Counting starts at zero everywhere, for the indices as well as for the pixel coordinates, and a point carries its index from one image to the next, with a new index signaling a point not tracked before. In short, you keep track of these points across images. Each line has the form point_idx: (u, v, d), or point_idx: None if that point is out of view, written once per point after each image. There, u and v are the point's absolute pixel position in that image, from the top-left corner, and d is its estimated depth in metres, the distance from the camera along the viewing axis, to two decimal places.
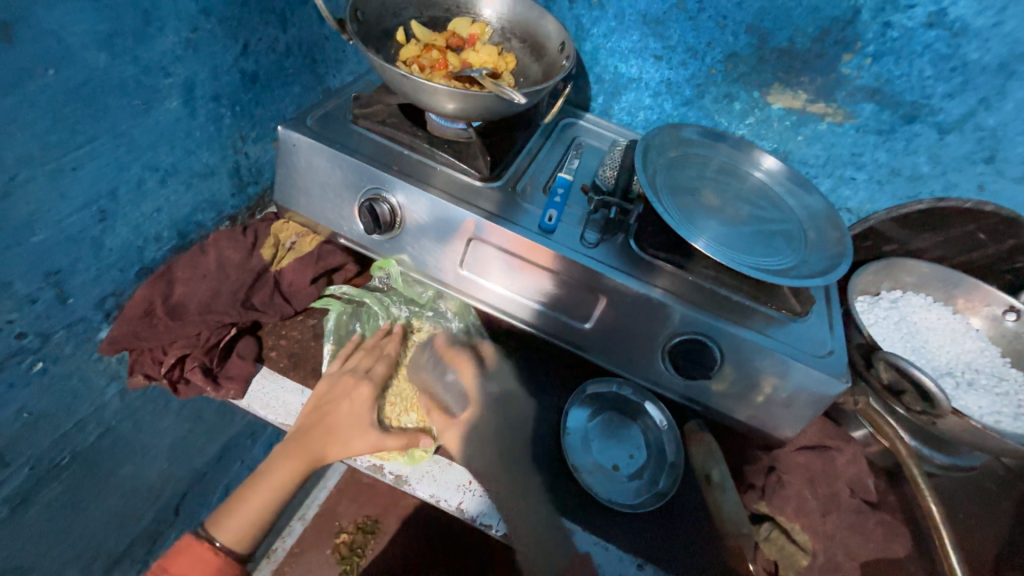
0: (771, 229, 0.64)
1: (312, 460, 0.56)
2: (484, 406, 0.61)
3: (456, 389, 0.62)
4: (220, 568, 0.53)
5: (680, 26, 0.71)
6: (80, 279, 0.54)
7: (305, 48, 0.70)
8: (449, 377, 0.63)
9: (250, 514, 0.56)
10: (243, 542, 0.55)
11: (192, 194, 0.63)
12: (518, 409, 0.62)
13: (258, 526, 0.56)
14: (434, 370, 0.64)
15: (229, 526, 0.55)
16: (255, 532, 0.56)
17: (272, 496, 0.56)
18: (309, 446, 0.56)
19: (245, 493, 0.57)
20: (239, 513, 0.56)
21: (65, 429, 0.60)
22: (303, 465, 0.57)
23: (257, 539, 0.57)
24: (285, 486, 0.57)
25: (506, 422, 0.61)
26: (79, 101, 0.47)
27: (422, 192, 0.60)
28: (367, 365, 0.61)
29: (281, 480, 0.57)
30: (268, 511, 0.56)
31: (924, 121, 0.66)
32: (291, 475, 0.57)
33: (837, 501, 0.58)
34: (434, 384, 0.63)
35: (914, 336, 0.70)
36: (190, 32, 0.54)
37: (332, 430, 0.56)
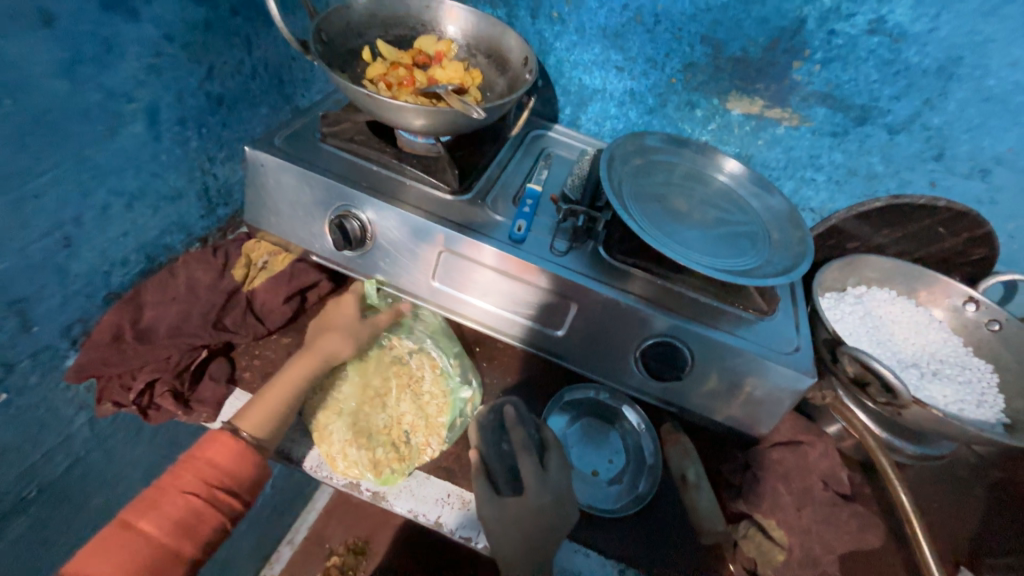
0: (736, 231, 0.66)
1: (326, 351, 0.61)
2: (529, 488, 0.53)
3: (507, 463, 0.57)
4: (244, 450, 0.53)
5: (638, 39, 0.73)
6: (44, 306, 0.54)
7: (271, 70, 0.71)
8: (503, 447, 0.58)
9: (265, 404, 0.55)
10: (263, 427, 0.54)
11: (159, 217, 0.63)
12: (563, 514, 0.53)
13: (277, 412, 0.56)
14: (491, 437, 0.57)
15: (249, 415, 0.55)
16: (271, 418, 0.55)
17: (292, 386, 0.57)
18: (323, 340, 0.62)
19: (263, 389, 0.57)
20: (259, 404, 0.55)
21: (32, 461, 0.59)
22: (318, 358, 0.60)
23: (275, 433, 0.55)
24: (298, 380, 0.58)
25: (538, 531, 0.52)
26: (40, 128, 0.47)
27: (392, 208, 0.61)
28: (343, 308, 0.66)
29: (298, 374, 0.58)
30: (286, 399, 0.56)
31: (874, 122, 0.68)
32: (305, 368, 0.59)
33: (810, 495, 0.58)
34: (490, 453, 0.56)
35: (879, 329, 0.71)
36: (153, 57, 0.54)
37: (335, 325, 0.64)
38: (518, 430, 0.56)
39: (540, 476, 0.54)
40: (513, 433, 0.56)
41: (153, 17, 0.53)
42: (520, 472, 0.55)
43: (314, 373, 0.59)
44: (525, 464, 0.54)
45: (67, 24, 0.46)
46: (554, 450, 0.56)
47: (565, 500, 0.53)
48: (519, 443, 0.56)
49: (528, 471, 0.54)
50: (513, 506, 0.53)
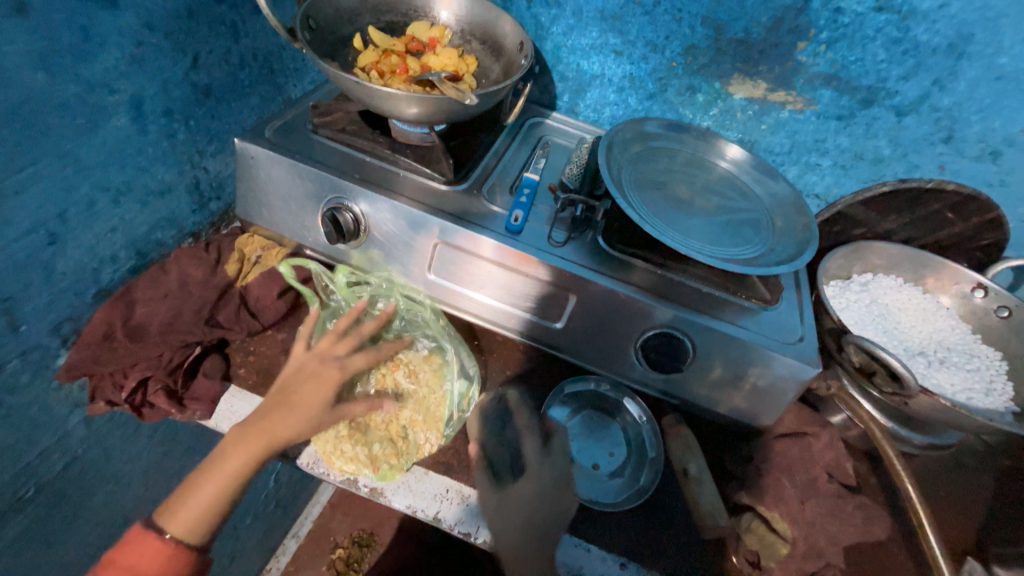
0: (739, 219, 0.65)
1: (275, 440, 0.52)
2: (533, 478, 0.56)
3: (508, 453, 0.59)
4: (174, 558, 0.49)
5: (637, 21, 0.71)
6: (32, 305, 0.53)
7: (260, 59, 0.69)
8: (503, 431, 0.60)
9: (202, 502, 0.50)
10: (195, 530, 0.50)
11: (148, 212, 0.62)
12: (568, 495, 0.55)
13: (212, 514, 0.51)
14: (493, 424, 0.60)
15: (179, 515, 0.50)
16: (207, 521, 0.50)
17: (226, 484, 0.51)
18: (269, 428, 0.52)
19: (195, 479, 0.51)
20: (192, 499, 0.50)
21: (26, 461, 0.58)
22: (262, 447, 0.51)
23: (213, 526, 0.52)
24: (238, 476, 0.51)
25: (550, 509, 0.54)
26: (17, 122, 0.45)
27: (385, 200, 0.59)
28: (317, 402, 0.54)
29: (234, 466, 0.51)
30: (222, 499, 0.51)
31: (882, 104, 0.66)
32: (247, 460, 0.51)
33: (815, 487, 0.58)
34: (491, 438, 0.59)
35: (886, 317, 0.70)
36: (134, 47, 0.53)
37: (302, 409, 0.53)
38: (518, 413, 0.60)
39: (545, 457, 0.57)
40: (519, 416, 0.60)
41: (133, 5, 0.51)
42: (523, 454, 0.58)
43: (257, 464, 0.51)
44: (529, 445, 0.58)
45: (41, 13, 0.44)
46: (559, 435, 0.59)
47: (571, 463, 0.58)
48: (523, 426, 0.60)
49: (531, 451, 0.58)
50: (520, 485, 0.55)
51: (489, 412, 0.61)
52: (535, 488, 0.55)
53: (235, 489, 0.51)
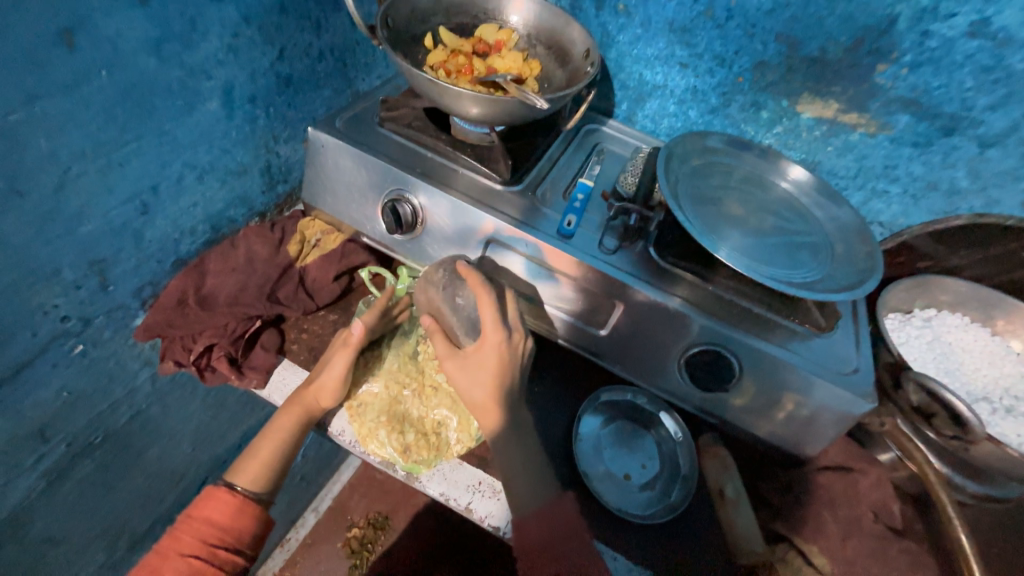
0: (796, 241, 0.63)
1: (309, 405, 0.57)
2: (486, 344, 0.54)
3: (465, 317, 0.57)
4: (238, 509, 0.54)
5: (707, 34, 0.70)
6: (121, 267, 0.57)
7: (337, 53, 0.73)
8: (460, 301, 0.57)
9: (260, 458, 0.57)
10: (257, 482, 0.57)
11: (226, 190, 0.66)
12: (519, 349, 0.56)
13: (272, 468, 0.57)
14: (444, 291, 0.57)
15: (245, 470, 0.57)
16: (268, 474, 0.57)
17: (278, 445, 0.57)
18: (306, 394, 0.58)
19: (258, 441, 0.58)
20: (252, 458, 0.57)
21: (100, 409, 0.63)
22: (301, 412, 0.57)
23: (274, 481, 0.58)
24: (286, 439, 0.57)
25: (502, 377, 0.55)
26: (128, 101, 0.50)
27: (443, 194, 0.61)
28: (333, 371, 0.57)
29: (282, 429, 0.57)
30: (276, 457, 0.57)
31: (964, 134, 0.63)
32: (292, 421, 0.57)
33: (858, 525, 0.56)
34: (444, 306, 0.58)
35: (948, 357, 0.67)
36: (232, 37, 0.57)
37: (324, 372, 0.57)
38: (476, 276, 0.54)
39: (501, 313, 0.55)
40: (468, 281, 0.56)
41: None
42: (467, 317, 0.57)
43: (303, 425, 0.58)
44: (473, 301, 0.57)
45: (159, 3, 0.48)
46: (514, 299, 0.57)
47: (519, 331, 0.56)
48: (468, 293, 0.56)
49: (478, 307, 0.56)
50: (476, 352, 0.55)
51: (438, 282, 0.58)
52: (491, 356, 0.54)
53: (285, 451, 0.57)
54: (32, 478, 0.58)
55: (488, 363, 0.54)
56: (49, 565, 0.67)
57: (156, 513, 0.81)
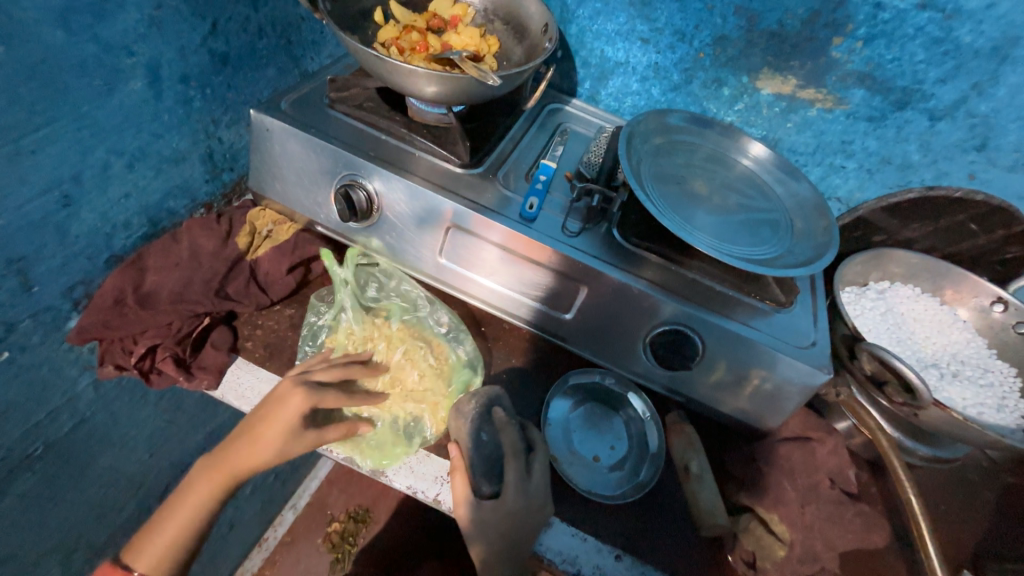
0: (757, 218, 0.63)
1: (233, 474, 0.53)
2: (507, 503, 0.51)
3: (488, 456, 0.54)
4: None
5: (667, 8, 0.68)
6: (45, 266, 0.53)
7: (279, 29, 0.68)
8: (483, 437, 0.55)
9: (169, 534, 0.53)
10: (158, 566, 0.52)
11: (161, 179, 0.61)
12: (538, 521, 0.51)
13: (181, 545, 0.53)
14: (473, 428, 0.55)
15: (148, 551, 0.52)
16: (174, 556, 0.53)
17: (190, 517, 0.53)
18: (230, 460, 0.53)
19: (171, 505, 0.54)
20: (155, 538, 0.53)
21: (37, 420, 0.59)
22: (224, 479, 0.53)
23: (184, 555, 0.54)
24: (202, 504, 0.53)
25: (511, 537, 0.51)
26: (35, 80, 0.45)
27: (399, 179, 0.58)
28: (251, 454, 0.52)
29: (201, 498, 0.53)
30: (193, 523, 0.53)
31: (915, 107, 0.64)
32: (206, 492, 0.53)
33: (816, 493, 0.58)
34: (467, 444, 0.55)
35: (900, 326, 0.69)
36: (153, 9, 0.52)
37: (261, 445, 0.52)
38: (509, 433, 0.54)
39: (524, 484, 0.52)
40: (504, 433, 0.54)
41: None
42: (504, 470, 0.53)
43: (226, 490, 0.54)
44: (511, 469, 0.52)
45: None
46: (539, 453, 0.54)
47: (537, 500, 0.52)
48: (508, 445, 0.53)
49: (511, 476, 0.52)
50: (490, 511, 0.52)
51: (467, 417, 0.56)
52: (503, 521, 0.51)
53: (206, 515, 0.53)
54: None
55: (502, 524, 0.51)
56: None
57: (114, 524, 0.77)
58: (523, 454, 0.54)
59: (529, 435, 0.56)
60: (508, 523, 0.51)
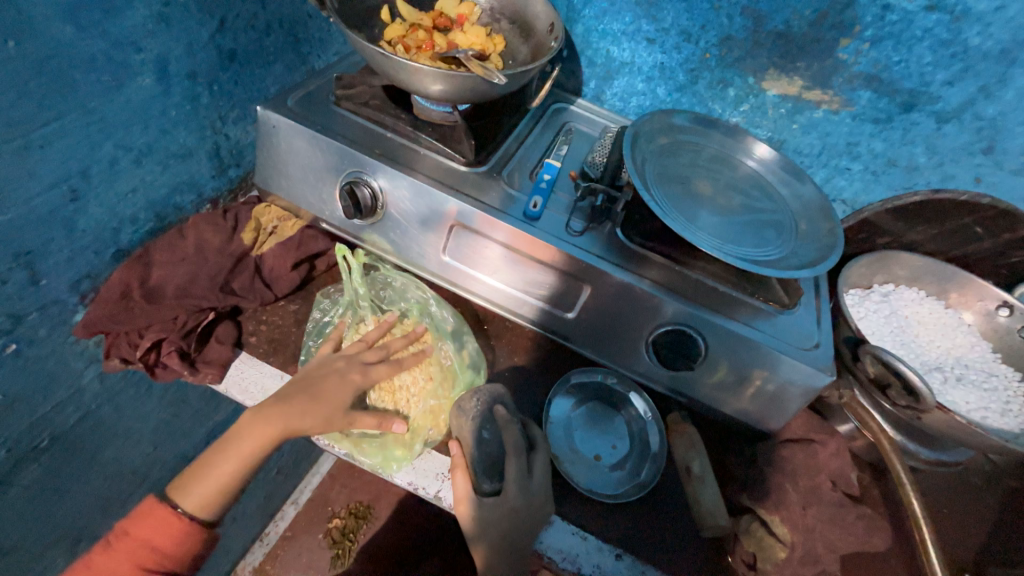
0: (762, 219, 0.63)
1: (284, 435, 0.52)
2: (507, 500, 0.51)
3: (489, 455, 0.54)
4: (182, 534, 0.52)
5: (673, 8, 0.68)
6: (52, 259, 0.53)
7: (286, 26, 0.69)
8: (484, 435, 0.55)
9: (214, 483, 0.53)
10: (204, 509, 0.53)
11: (168, 175, 0.62)
12: (539, 518, 0.51)
13: (226, 495, 0.54)
14: (475, 425, 0.55)
15: (193, 493, 0.53)
16: (219, 501, 0.53)
17: (237, 470, 0.53)
18: (280, 420, 0.52)
19: (213, 458, 0.53)
20: (204, 481, 0.53)
21: (43, 412, 0.59)
22: (274, 437, 0.52)
23: (225, 503, 0.54)
24: (248, 460, 0.53)
25: (510, 534, 0.52)
26: (44, 75, 0.45)
27: (404, 176, 0.59)
28: (309, 412, 0.53)
29: (248, 452, 0.53)
30: (237, 479, 0.53)
31: (922, 110, 0.64)
32: (256, 448, 0.53)
33: (818, 494, 0.57)
34: (469, 441, 0.54)
35: (904, 330, 0.69)
36: (162, 6, 0.52)
37: (319, 408, 0.53)
38: (511, 432, 0.53)
39: (525, 482, 0.52)
40: (506, 432, 0.54)
41: None
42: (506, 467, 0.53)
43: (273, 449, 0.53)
44: (511, 466, 0.52)
45: None
46: (539, 452, 0.54)
47: (537, 499, 0.52)
48: (510, 443, 0.53)
49: (512, 474, 0.52)
50: (489, 509, 0.52)
51: (469, 414, 0.55)
52: (503, 519, 0.51)
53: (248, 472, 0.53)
54: None
55: (501, 522, 0.52)
56: None
57: (118, 517, 0.77)
58: (524, 453, 0.53)
59: (531, 433, 0.56)
60: (508, 521, 0.51)
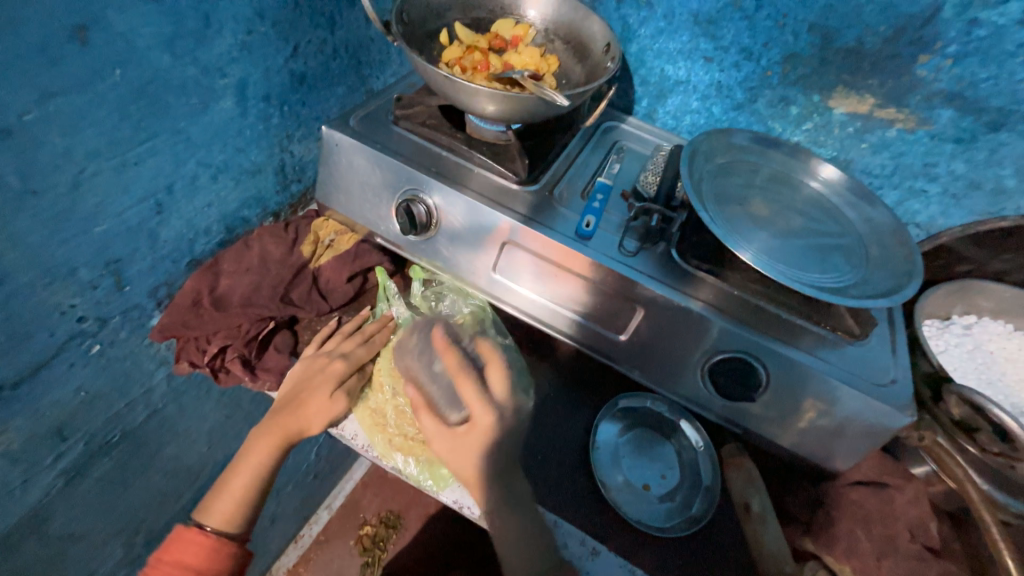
0: (828, 244, 0.60)
1: (289, 435, 0.57)
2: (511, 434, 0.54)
3: (444, 385, 0.59)
4: (214, 550, 0.55)
5: (734, 26, 0.67)
6: (136, 267, 0.57)
7: (351, 50, 0.72)
8: (436, 368, 0.60)
9: (235, 498, 0.57)
10: (232, 522, 0.57)
11: (239, 190, 0.66)
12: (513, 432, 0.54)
13: (247, 506, 0.57)
14: (423, 359, 0.61)
15: (217, 509, 0.57)
16: (243, 512, 0.57)
17: (252, 477, 0.57)
18: (285, 424, 0.57)
19: (229, 477, 0.58)
20: (223, 498, 0.57)
21: (117, 408, 0.63)
22: (283, 438, 0.57)
23: (248, 516, 0.58)
24: (263, 465, 0.57)
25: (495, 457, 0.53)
26: (142, 100, 0.49)
27: (459, 194, 0.60)
28: (305, 407, 0.57)
29: (259, 463, 0.58)
30: (254, 489, 0.57)
31: (1012, 129, 0.59)
32: (270, 452, 0.57)
33: (894, 545, 0.53)
34: (422, 374, 0.60)
35: (989, 367, 0.64)
36: (246, 34, 0.56)
37: (308, 407, 0.57)
38: (454, 354, 0.57)
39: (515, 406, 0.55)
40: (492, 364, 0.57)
41: None
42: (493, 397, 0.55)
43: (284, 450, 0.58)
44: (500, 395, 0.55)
45: None
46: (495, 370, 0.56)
47: (515, 392, 0.56)
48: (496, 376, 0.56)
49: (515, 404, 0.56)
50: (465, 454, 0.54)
51: (414, 351, 0.62)
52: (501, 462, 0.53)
53: (264, 476, 0.58)
54: (50, 477, 0.59)
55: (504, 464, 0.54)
56: (66, 562, 0.68)
57: (172, 512, 0.81)
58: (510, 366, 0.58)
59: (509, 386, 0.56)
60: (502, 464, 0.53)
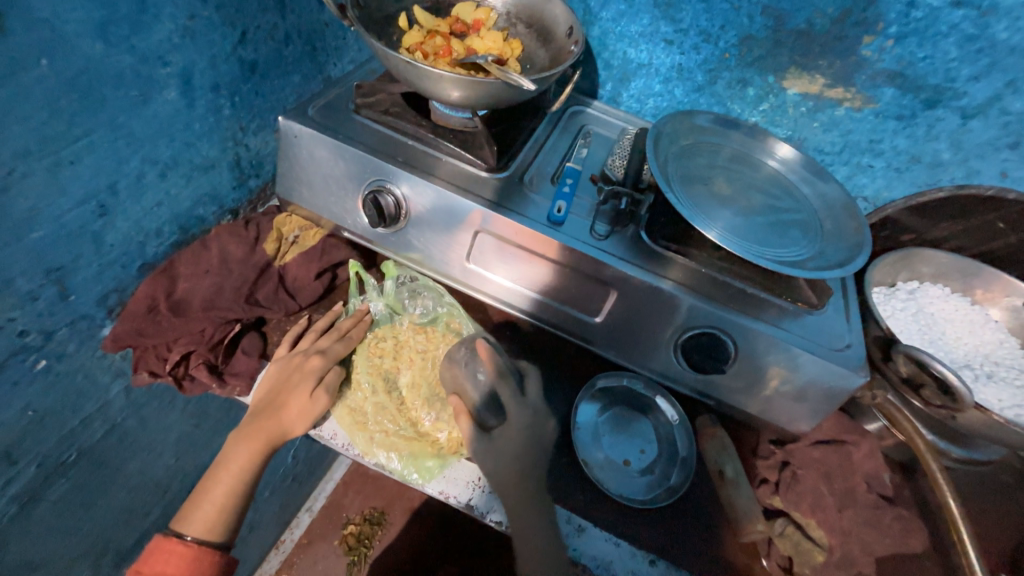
0: (786, 220, 0.62)
1: (269, 437, 0.55)
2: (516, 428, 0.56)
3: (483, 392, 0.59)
4: (195, 560, 0.52)
5: (692, 9, 0.68)
6: (81, 275, 0.53)
7: (304, 36, 0.69)
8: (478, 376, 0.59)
9: (217, 504, 0.55)
10: (215, 530, 0.54)
11: (191, 188, 0.62)
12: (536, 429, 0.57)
13: (229, 513, 0.55)
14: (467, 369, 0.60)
15: (197, 518, 0.54)
16: (226, 519, 0.55)
17: (234, 482, 0.55)
18: (264, 426, 0.55)
19: (208, 484, 0.56)
20: (203, 506, 0.55)
21: (71, 426, 0.59)
22: (263, 441, 0.55)
23: (232, 522, 0.56)
24: (245, 469, 0.55)
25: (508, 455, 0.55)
26: (74, 93, 0.45)
27: (427, 184, 0.58)
28: (285, 407, 0.55)
29: (240, 467, 0.55)
30: (235, 494, 0.55)
31: (947, 105, 0.63)
32: (250, 456, 0.55)
33: (854, 496, 0.57)
34: (466, 382, 0.60)
35: (931, 327, 0.69)
36: (187, 19, 0.52)
37: (287, 407, 0.55)
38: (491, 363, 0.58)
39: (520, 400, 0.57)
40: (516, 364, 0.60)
41: None
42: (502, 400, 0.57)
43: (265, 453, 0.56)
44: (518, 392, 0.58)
45: None
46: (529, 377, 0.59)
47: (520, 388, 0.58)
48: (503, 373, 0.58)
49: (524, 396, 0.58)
50: (502, 437, 0.56)
51: (460, 361, 0.60)
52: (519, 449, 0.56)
53: (247, 481, 0.56)
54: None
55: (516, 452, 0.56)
56: None
57: (141, 529, 0.77)
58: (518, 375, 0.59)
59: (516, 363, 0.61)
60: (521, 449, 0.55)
